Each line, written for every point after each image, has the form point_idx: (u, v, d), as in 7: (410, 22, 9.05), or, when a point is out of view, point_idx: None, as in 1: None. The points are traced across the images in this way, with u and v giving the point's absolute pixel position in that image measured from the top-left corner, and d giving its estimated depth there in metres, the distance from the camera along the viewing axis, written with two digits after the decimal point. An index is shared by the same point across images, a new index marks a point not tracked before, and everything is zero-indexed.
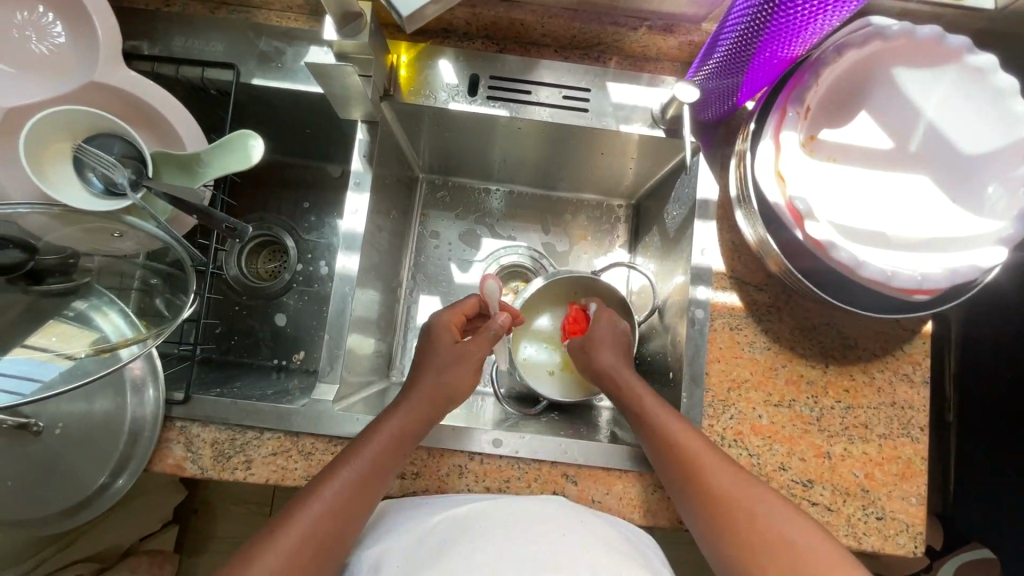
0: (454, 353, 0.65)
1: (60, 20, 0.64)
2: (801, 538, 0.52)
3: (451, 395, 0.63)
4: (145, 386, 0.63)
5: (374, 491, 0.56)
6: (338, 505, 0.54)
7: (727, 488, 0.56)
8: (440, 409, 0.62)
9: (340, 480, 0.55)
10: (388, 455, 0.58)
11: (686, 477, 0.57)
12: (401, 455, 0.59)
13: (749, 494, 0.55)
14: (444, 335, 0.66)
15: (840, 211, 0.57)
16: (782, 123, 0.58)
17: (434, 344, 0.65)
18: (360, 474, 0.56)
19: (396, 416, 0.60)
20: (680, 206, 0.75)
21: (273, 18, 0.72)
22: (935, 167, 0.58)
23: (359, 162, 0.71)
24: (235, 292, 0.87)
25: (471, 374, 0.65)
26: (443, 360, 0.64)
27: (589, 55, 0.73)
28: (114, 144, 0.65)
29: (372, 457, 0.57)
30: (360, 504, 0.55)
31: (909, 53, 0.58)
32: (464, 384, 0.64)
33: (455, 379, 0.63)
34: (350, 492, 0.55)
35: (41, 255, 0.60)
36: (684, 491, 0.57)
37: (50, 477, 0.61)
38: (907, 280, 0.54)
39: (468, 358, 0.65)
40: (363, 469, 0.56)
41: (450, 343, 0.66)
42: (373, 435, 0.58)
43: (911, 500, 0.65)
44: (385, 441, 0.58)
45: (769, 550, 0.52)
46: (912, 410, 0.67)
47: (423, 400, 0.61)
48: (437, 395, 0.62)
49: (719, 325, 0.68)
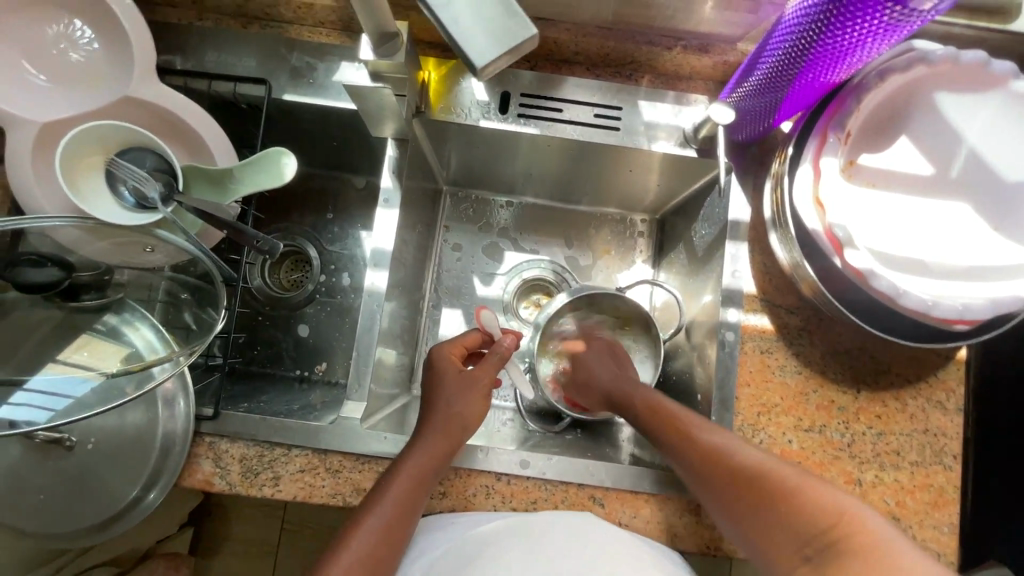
0: (460, 384, 0.66)
1: (96, 34, 0.64)
2: (843, 515, 0.49)
3: (464, 423, 0.63)
4: (176, 400, 0.63)
5: (402, 533, 0.56)
6: (368, 552, 0.54)
7: (742, 468, 0.55)
8: (456, 440, 0.62)
9: (365, 530, 0.55)
10: (410, 499, 0.57)
11: (705, 472, 0.57)
12: (424, 497, 0.58)
13: (768, 472, 0.54)
14: (450, 369, 0.67)
15: (879, 238, 0.56)
16: (822, 149, 0.57)
17: (440, 380, 0.66)
18: (385, 520, 0.55)
19: (413, 455, 0.59)
20: (709, 225, 0.74)
21: (306, 34, 0.72)
22: (977, 194, 0.57)
23: (389, 178, 0.71)
24: (259, 302, 0.87)
25: (480, 401, 0.66)
26: (450, 392, 0.65)
27: (622, 72, 0.73)
28: (146, 157, 0.64)
29: (393, 503, 0.56)
30: (390, 547, 0.55)
31: (954, 77, 0.57)
32: (474, 414, 0.65)
33: (465, 407, 0.64)
34: (378, 539, 0.55)
35: (76, 272, 0.61)
36: (709, 498, 0.57)
37: (82, 490, 0.62)
38: (949, 311, 0.53)
39: (478, 384, 0.67)
40: (389, 512, 0.56)
41: (456, 376, 0.67)
42: (394, 478, 0.57)
43: (943, 529, 0.64)
44: (405, 483, 0.57)
45: (817, 543, 0.49)
46: (944, 437, 0.66)
47: (438, 436, 0.61)
48: (451, 426, 0.62)
49: (750, 348, 0.67)
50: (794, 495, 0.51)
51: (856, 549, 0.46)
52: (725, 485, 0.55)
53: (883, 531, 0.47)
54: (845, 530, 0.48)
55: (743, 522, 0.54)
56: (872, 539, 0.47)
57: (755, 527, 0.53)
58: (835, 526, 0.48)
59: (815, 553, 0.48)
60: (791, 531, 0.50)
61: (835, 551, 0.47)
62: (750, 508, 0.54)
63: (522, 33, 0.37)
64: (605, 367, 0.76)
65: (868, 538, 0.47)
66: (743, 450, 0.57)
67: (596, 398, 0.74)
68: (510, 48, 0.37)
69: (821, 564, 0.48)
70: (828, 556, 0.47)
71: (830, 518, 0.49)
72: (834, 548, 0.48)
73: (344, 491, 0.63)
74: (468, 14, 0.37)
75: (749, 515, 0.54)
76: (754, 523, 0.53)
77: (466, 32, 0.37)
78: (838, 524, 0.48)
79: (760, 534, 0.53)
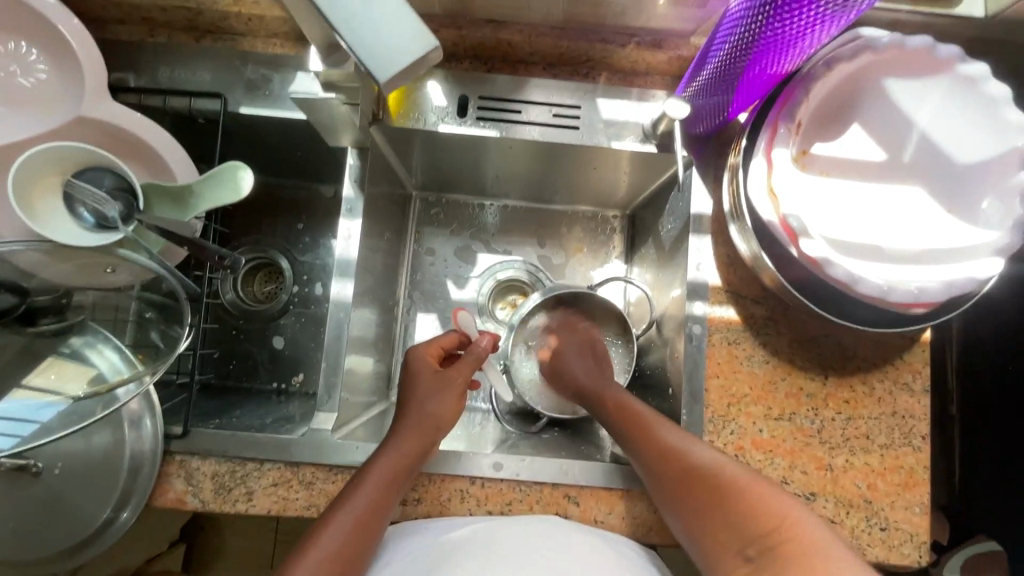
0: (435, 384, 0.66)
1: (43, 55, 0.64)
2: (789, 513, 0.51)
3: (438, 424, 0.63)
4: (143, 420, 0.63)
5: (373, 532, 0.56)
6: (337, 550, 0.53)
7: (693, 469, 0.56)
8: (429, 440, 0.62)
9: (332, 530, 0.54)
10: (380, 498, 0.57)
11: (662, 472, 0.58)
12: (396, 496, 0.58)
13: (722, 471, 0.55)
14: (424, 371, 0.66)
15: (834, 225, 0.57)
16: (774, 140, 0.58)
17: (414, 381, 0.66)
18: (353, 520, 0.55)
19: (384, 454, 0.59)
20: (674, 219, 0.75)
21: (260, 45, 0.72)
22: (929, 177, 0.58)
23: (351, 187, 0.71)
24: (232, 316, 0.87)
25: (455, 399, 0.66)
26: (425, 391, 0.65)
27: (579, 71, 0.73)
28: (104, 178, 0.63)
29: (363, 501, 0.56)
30: (360, 546, 0.55)
31: (901, 63, 0.58)
32: (449, 412, 0.65)
33: (440, 407, 0.64)
34: (348, 536, 0.54)
35: (32, 297, 0.60)
36: (666, 493, 0.57)
37: (53, 515, 0.61)
38: (903, 294, 0.54)
39: (452, 385, 0.66)
40: (359, 510, 0.55)
41: (432, 376, 0.66)
42: (366, 475, 0.58)
43: (914, 509, 0.64)
44: (376, 485, 0.57)
45: (757, 542, 0.50)
46: (913, 419, 0.66)
47: (411, 436, 0.61)
48: (424, 426, 0.62)
49: (718, 340, 0.67)
50: (736, 504, 0.52)
51: (794, 554, 0.48)
52: (684, 480, 0.56)
53: (818, 530, 0.50)
54: (785, 532, 0.50)
55: (694, 519, 0.55)
56: (809, 541, 0.49)
57: (705, 523, 0.54)
58: (774, 529, 0.50)
59: (756, 553, 0.50)
60: (738, 530, 0.52)
61: (774, 553, 0.49)
62: (702, 506, 0.54)
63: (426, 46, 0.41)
64: (576, 358, 0.76)
65: (809, 542, 0.48)
66: (697, 451, 0.57)
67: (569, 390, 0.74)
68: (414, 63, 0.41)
69: (761, 565, 0.49)
70: (766, 559, 0.49)
71: (772, 520, 0.50)
72: (775, 549, 0.49)
73: (318, 502, 0.63)
74: (379, 34, 0.40)
75: (697, 516, 0.55)
76: (699, 521, 0.54)
77: (375, 57, 0.40)
78: (778, 529, 0.50)
79: (706, 536, 0.54)
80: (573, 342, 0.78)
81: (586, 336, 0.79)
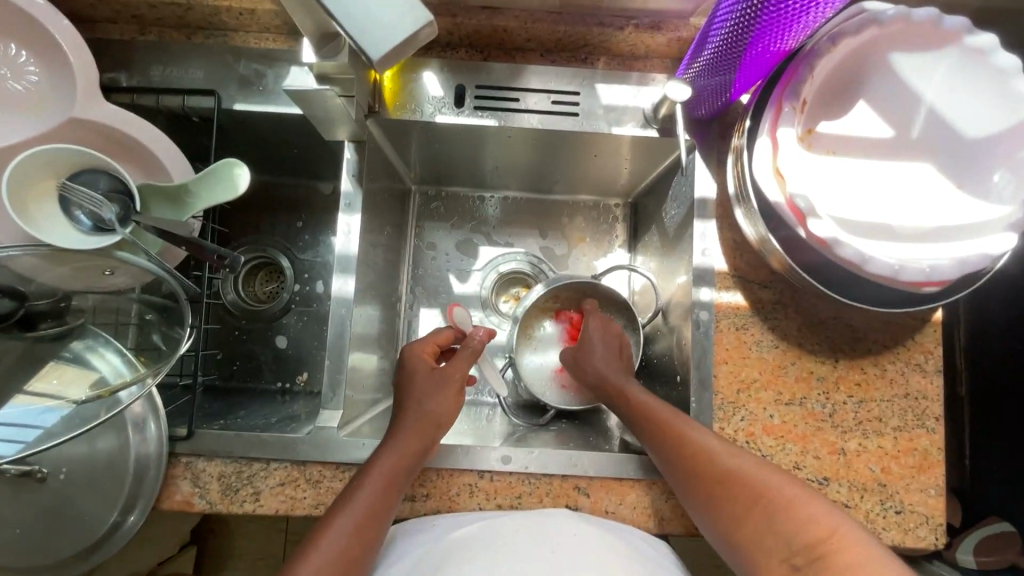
0: (433, 381, 0.65)
1: (32, 57, 0.63)
2: (835, 522, 0.50)
3: (437, 421, 0.62)
4: (146, 423, 0.62)
5: (375, 533, 0.55)
6: (339, 552, 0.52)
7: (725, 471, 0.55)
8: (430, 438, 0.61)
9: (334, 531, 0.53)
10: (381, 499, 0.56)
11: (689, 472, 0.57)
12: (398, 497, 0.57)
13: (757, 477, 0.54)
14: (422, 368, 0.66)
15: (841, 205, 0.56)
16: (779, 119, 0.57)
17: (411, 378, 0.65)
18: (354, 523, 0.54)
19: (385, 454, 0.58)
20: (678, 205, 0.74)
21: (252, 41, 0.71)
22: (938, 153, 0.57)
23: (349, 181, 0.69)
24: (234, 317, 0.86)
25: (454, 397, 0.65)
26: (423, 388, 0.64)
27: (577, 56, 0.72)
28: (99, 180, 0.62)
29: (364, 504, 0.55)
30: (363, 548, 0.54)
31: (907, 36, 0.56)
32: (448, 409, 0.64)
33: (439, 406, 0.63)
34: (350, 538, 0.53)
35: (30, 302, 0.60)
36: (693, 492, 0.56)
37: (60, 521, 0.61)
38: (915, 273, 0.53)
39: (448, 382, 0.66)
40: (359, 510, 0.55)
41: (428, 372, 0.66)
42: (368, 475, 0.57)
43: (929, 491, 0.63)
44: (375, 484, 0.56)
45: (803, 552, 0.49)
46: (926, 400, 0.65)
47: (411, 434, 0.60)
48: (424, 425, 0.61)
49: (725, 325, 0.66)
50: (771, 510, 0.52)
51: (842, 564, 0.47)
52: (713, 484, 0.55)
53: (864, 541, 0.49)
54: (834, 543, 0.48)
55: (731, 524, 0.53)
56: (858, 552, 0.48)
57: (742, 528, 0.53)
58: (821, 540, 0.49)
59: (801, 564, 0.49)
60: (781, 539, 0.50)
61: (822, 565, 0.48)
62: (739, 513, 0.53)
63: (418, 20, 0.42)
64: (601, 351, 0.72)
65: (856, 553, 0.47)
66: (727, 454, 0.56)
67: (586, 378, 0.72)
68: (405, 40, 0.43)
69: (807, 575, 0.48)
70: (813, 568, 0.48)
71: (819, 531, 0.49)
72: (822, 561, 0.48)
73: (326, 500, 0.62)
74: (367, 10, 0.42)
75: (731, 521, 0.53)
76: (734, 527, 0.53)
77: (364, 32, 0.42)
78: (825, 539, 0.49)
79: (742, 542, 0.53)
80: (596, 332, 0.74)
81: (614, 327, 0.75)
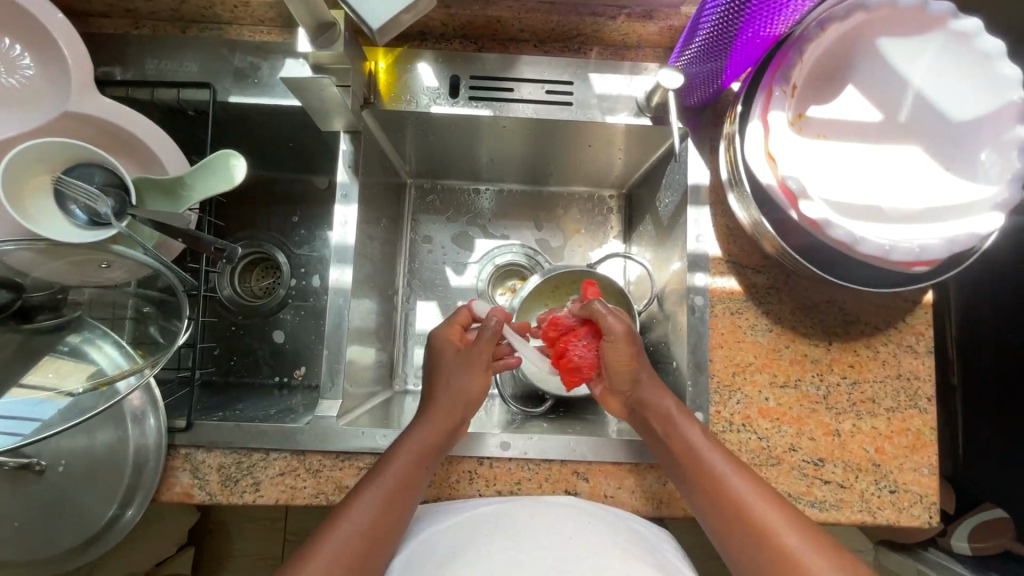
0: (462, 361, 0.64)
1: (28, 51, 0.63)
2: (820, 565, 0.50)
3: (467, 400, 0.62)
4: (146, 416, 0.62)
5: (404, 507, 0.55)
6: (367, 525, 0.52)
7: (705, 460, 0.56)
8: (459, 416, 0.61)
9: (362, 503, 0.53)
10: (411, 475, 0.56)
11: (693, 473, 0.56)
12: (427, 473, 0.57)
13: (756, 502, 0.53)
14: (449, 349, 0.65)
15: (832, 187, 0.57)
16: (770, 103, 0.57)
17: (440, 357, 0.64)
18: (384, 494, 0.54)
19: (417, 431, 0.58)
20: (672, 193, 0.75)
21: (246, 34, 0.71)
22: (924, 136, 0.58)
23: (345, 172, 0.70)
24: (230, 312, 0.86)
25: (483, 376, 0.64)
26: (450, 366, 0.64)
27: (570, 47, 0.73)
28: (94, 173, 0.62)
29: (395, 478, 0.55)
30: (390, 523, 0.54)
31: (893, 21, 0.57)
32: (477, 387, 0.63)
33: (468, 383, 0.63)
34: (377, 511, 0.53)
35: (28, 293, 0.59)
36: (694, 489, 0.56)
37: (59, 514, 0.60)
38: (905, 253, 0.53)
39: (478, 359, 0.65)
40: (389, 483, 0.55)
41: (457, 353, 0.65)
42: (397, 451, 0.57)
43: (922, 470, 0.64)
44: (407, 459, 0.57)
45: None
46: (918, 381, 0.66)
47: (442, 413, 0.60)
48: (454, 403, 0.61)
49: (720, 310, 0.67)
50: (772, 521, 0.52)
51: None
52: (720, 491, 0.55)
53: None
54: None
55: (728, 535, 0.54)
56: None
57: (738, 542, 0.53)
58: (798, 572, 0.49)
59: None
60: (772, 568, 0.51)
61: None
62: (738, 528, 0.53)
63: None
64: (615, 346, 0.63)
65: None
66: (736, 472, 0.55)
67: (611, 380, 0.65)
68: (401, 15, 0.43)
69: None
70: None
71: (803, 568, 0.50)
72: None
73: (326, 489, 0.63)
74: None
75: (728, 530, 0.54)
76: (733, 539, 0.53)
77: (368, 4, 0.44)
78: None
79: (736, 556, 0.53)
80: (623, 335, 0.63)
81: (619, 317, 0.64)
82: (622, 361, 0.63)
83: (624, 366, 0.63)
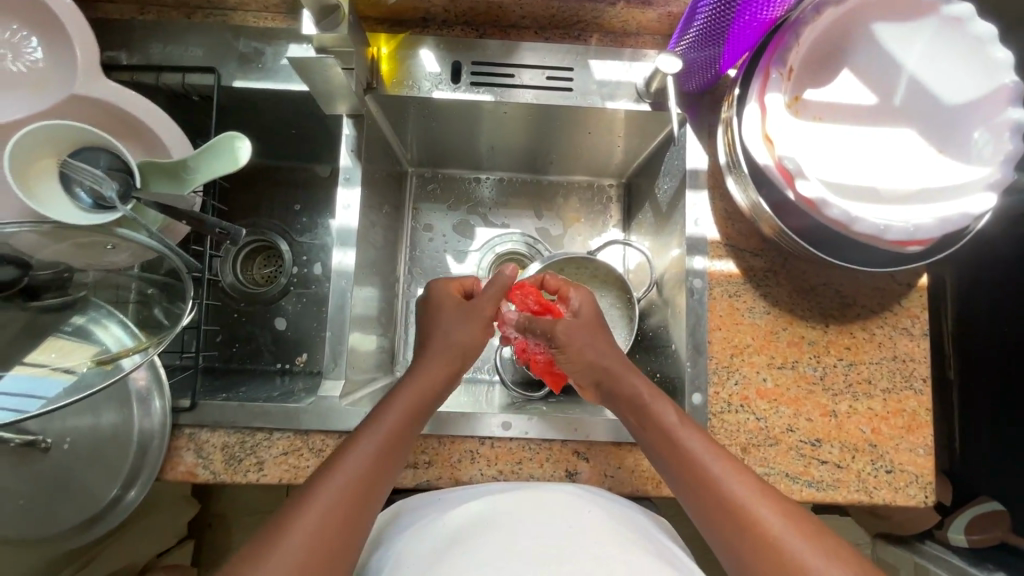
0: (459, 313, 0.64)
1: (34, 34, 0.63)
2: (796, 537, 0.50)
3: (463, 353, 0.63)
4: (150, 397, 0.63)
5: (396, 457, 0.56)
6: (361, 472, 0.53)
7: (680, 436, 0.57)
8: (454, 368, 0.62)
9: (354, 455, 0.54)
10: (401, 429, 0.57)
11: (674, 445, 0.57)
12: (417, 428, 0.58)
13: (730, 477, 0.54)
14: (448, 304, 0.65)
15: (828, 168, 0.58)
16: (766, 86, 0.59)
17: (438, 311, 0.64)
18: (377, 444, 0.55)
19: (406, 386, 0.60)
20: (670, 178, 0.76)
21: (251, 19, 0.72)
22: (919, 118, 0.59)
23: (348, 157, 0.71)
24: (233, 299, 0.87)
25: (480, 330, 0.64)
26: (448, 319, 0.63)
27: (570, 33, 0.74)
28: (100, 157, 0.63)
29: (388, 428, 0.56)
30: (380, 475, 0.54)
31: (886, 7, 0.59)
32: (477, 339, 0.64)
33: (463, 336, 0.63)
34: (368, 463, 0.54)
35: (35, 271, 0.60)
36: (669, 465, 0.57)
37: (63, 493, 0.61)
38: (900, 233, 0.54)
39: (479, 314, 0.64)
40: (379, 436, 0.55)
41: (455, 307, 0.64)
42: (390, 405, 0.58)
43: (918, 451, 0.65)
44: (400, 412, 0.57)
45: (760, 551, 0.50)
46: (913, 362, 0.67)
47: (439, 363, 0.61)
48: (453, 356, 0.62)
49: (719, 293, 0.68)
50: (744, 494, 0.53)
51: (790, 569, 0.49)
52: (698, 463, 0.55)
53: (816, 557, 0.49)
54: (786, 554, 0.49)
55: (705, 506, 0.54)
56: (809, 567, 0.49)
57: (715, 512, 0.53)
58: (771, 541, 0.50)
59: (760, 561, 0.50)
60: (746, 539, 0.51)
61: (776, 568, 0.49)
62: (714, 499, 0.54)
63: None
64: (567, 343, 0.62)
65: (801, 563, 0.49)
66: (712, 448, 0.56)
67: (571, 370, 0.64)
68: None
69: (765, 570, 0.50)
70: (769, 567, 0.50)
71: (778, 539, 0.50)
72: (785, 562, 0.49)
73: None
74: None
75: (705, 501, 0.54)
76: (710, 512, 0.54)
77: None
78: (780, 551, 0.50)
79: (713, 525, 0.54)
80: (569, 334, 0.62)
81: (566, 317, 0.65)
82: (578, 356, 0.62)
83: (581, 360, 0.62)
